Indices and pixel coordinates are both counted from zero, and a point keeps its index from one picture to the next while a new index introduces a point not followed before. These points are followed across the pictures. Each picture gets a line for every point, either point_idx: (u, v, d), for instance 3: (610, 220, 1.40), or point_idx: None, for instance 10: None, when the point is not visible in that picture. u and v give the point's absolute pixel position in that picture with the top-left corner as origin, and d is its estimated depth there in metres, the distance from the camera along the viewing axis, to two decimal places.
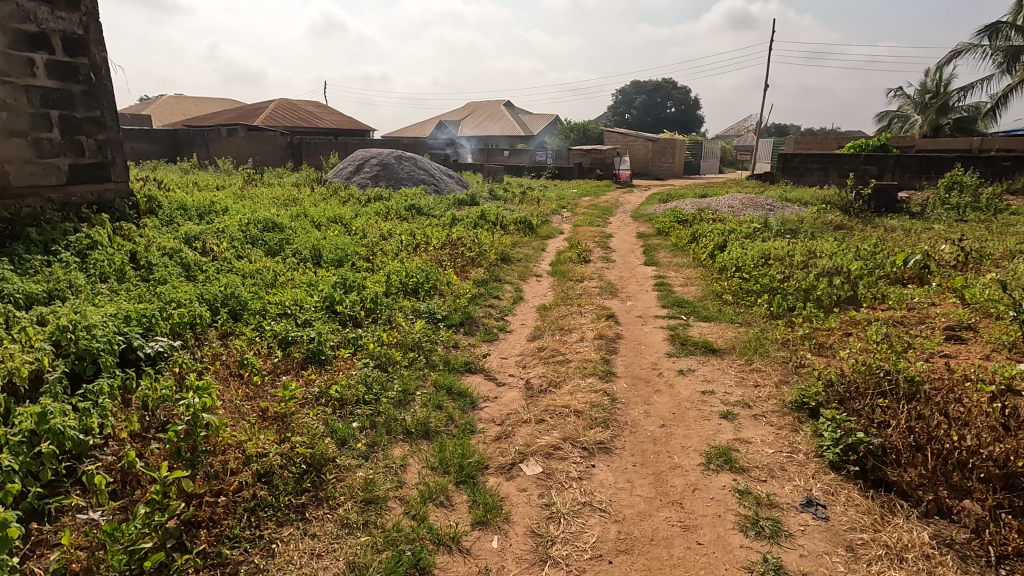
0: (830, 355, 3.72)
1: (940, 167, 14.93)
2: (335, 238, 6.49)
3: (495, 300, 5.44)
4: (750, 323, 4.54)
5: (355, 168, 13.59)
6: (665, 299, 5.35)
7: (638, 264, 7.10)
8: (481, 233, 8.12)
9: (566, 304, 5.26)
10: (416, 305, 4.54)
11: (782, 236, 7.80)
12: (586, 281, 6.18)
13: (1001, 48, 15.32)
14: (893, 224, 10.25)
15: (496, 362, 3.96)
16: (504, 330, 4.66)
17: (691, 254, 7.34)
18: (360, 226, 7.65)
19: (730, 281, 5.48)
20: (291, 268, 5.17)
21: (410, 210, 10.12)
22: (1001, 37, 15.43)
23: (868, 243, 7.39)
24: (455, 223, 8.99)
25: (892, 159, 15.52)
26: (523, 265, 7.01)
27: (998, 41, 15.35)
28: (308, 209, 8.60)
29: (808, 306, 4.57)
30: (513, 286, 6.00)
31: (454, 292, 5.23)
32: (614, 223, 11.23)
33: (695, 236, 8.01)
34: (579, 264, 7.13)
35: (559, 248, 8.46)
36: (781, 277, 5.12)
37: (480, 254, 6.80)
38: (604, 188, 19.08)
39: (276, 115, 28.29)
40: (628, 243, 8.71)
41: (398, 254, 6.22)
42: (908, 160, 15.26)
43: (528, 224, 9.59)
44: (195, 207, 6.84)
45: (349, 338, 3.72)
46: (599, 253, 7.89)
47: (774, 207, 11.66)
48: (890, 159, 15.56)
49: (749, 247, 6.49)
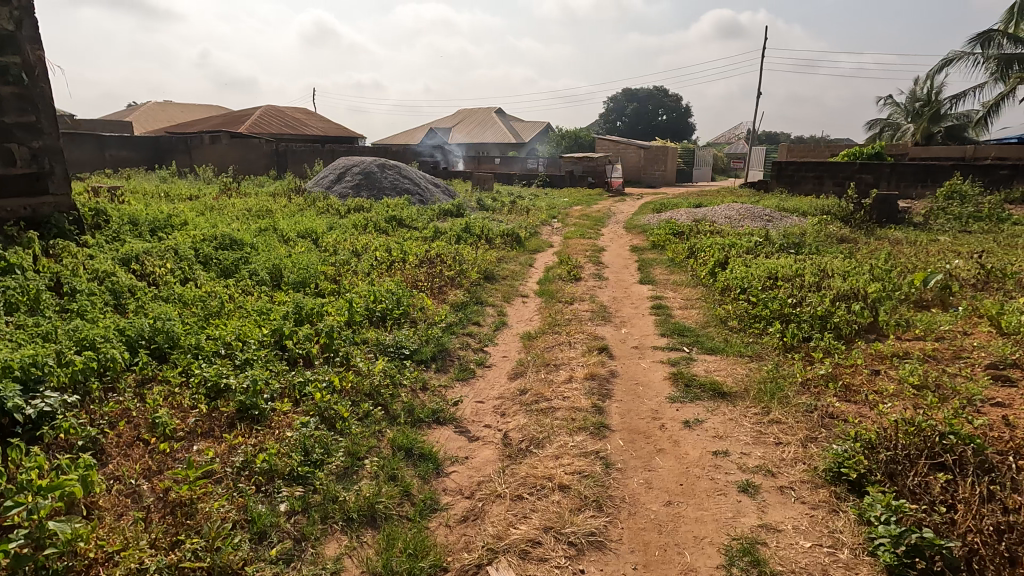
0: (860, 402, 3.18)
1: (937, 176, 14.58)
2: (301, 256, 5.89)
3: (474, 328, 4.87)
4: (762, 357, 4.00)
5: (337, 177, 12.99)
6: (664, 325, 4.81)
7: (633, 283, 6.56)
8: (464, 247, 7.56)
9: (554, 332, 4.69)
10: (379, 338, 3.96)
11: (785, 250, 7.30)
12: (577, 303, 5.63)
13: (993, 56, 14.94)
14: (897, 236, 9.81)
15: (470, 409, 3.38)
16: (482, 365, 4.09)
17: (689, 271, 6.81)
18: (333, 241, 7.06)
19: (735, 305, 4.95)
20: (242, 294, 4.57)
21: (391, 222, 9.55)
22: (992, 45, 15.06)
23: (878, 259, 6.90)
24: (437, 236, 8.43)
25: (888, 168, 15.17)
26: (508, 284, 6.46)
27: (991, 50, 14.89)
28: (279, 222, 8.01)
29: (825, 337, 4.04)
30: (496, 310, 5.44)
31: (427, 320, 4.65)
32: (606, 235, 10.72)
33: (693, 250, 7.49)
34: (569, 282, 6.59)
35: (547, 263, 7.91)
36: (792, 302, 4.58)
37: (462, 272, 6.24)
38: (596, 197, 18.61)
39: (261, 121, 27.66)
40: (621, 258, 8.18)
41: (369, 274, 5.64)
42: (905, 169, 14.90)
43: (515, 237, 9.06)
44: (148, 221, 6.23)
45: (292, 384, 3.13)
46: (591, 269, 7.36)
47: (773, 218, 11.20)
48: (886, 167, 15.21)
49: (752, 264, 5.98)
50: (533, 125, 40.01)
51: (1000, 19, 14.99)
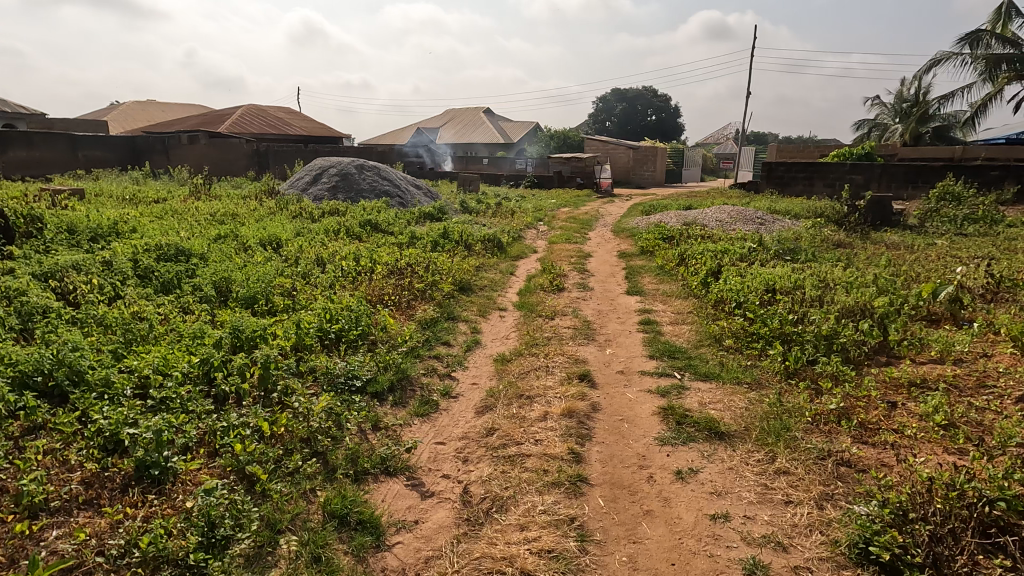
0: (879, 445, 2.73)
1: (928, 177, 14.33)
2: (255, 267, 5.37)
3: (443, 349, 4.38)
4: (764, 386, 3.55)
5: (312, 179, 12.42)
6: (652, 345, 4.34)
7: (621, 294, 6.10)
8: (440, 255, 7.07)
9: (531, 354, 4.21)
10: (328, 366, 3.47)
11: (780, 257, 6.89)
12: (558, 318, 5.16)
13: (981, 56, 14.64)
14: (893, 239, 9.46)
15: (429, 453, 2.90)
16: (447, 395, 3.60)
17: (680, 280, 6.38)
18: (297, 248, 6.55)
19: (731, 321, 4.51)
20: (177, 314, 4.04)
21: (365, 227, 9.03)
22: (980, 45, 14.75)
23: (877, 266, 6.52)
24: (414, 242, 7.94)
25: (879, 169, 14.92)
26: (485, 296, 5.98)
27: (978, 50, 14.56)
28: (241, 228, 7.47)
29: (834, 360, 3.60)
30: (469, 326, 4.94)
31: (390, 343, 4.15)
32: (593, 239, 10.29)
33: (684, 257, 7.06)
34: (551, 293, 6.13)
35: (530, 271, 7.46)
36: (794, 318, 4.15)
37: (435, 282, 5.74)
38: (584, 198, 18.18)
39: (242, 121, 26.98)
40: (608, 265, 7.75)
41: (330, 288, 5.14)
42: (895, 170, 14.65)
43: (496, 242, 8.57)
44: (89, 228, 5.67)
45: (211, 430, 2.64)
46: (575, 278, 6.90)
47: (765, 221, 10.82)
48: (877, 168, 14.92)
49: (747, 274, 5.55)
50: (521, 125, 39.56)
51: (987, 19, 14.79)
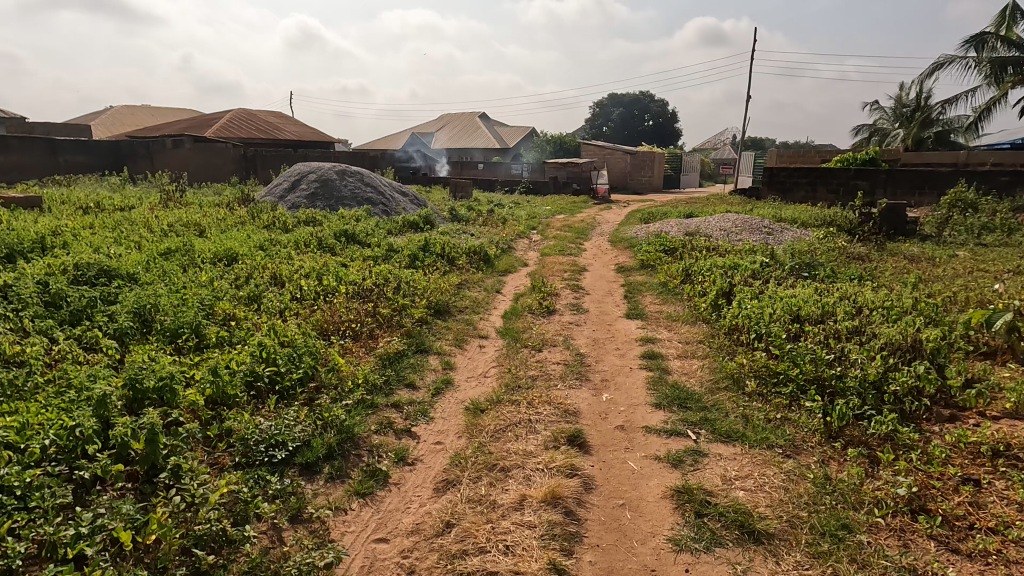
0: (978, 560, 2.00)
1: (935, 183, 13.63)
2: (195, 289, 4.62)
3: (404, 393, 3.62)
4: (802, 451, 2.82)
5: (290, 186, 11.70)
6: (658, 388, 3.60)
7: (619, 317, 5.37)
8: (417, 271, 6.32)
9: (510, 402, 3.45)
10: (249, 428, 2.72)
11: (796, 274, 6.19)
12: (547, 349, 4.41)
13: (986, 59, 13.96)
14: (911, 251, 8.74)
15: (363, 561, 2.15)
16: (401, 462, 2.84)
17: (685, 300, 5.67)
18: (254, 265, 5.80)
19: (751, 358, 3.79)
20: (76, 355, 3.28)
21: (341, 238, 8.28)
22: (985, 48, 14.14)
23: (905, 285, 5.81)
24: (391, 256, 7.20)
25: (883, 174, 14.25)
26: (464, 321, 5.23)
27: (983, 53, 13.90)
28: (197, 241, 6.71)
29: (889, 417, 2.87)
30: (441, 362, 4.19)
31: (340, 389, 3.40)
32: (590, 250, 9.58)
33: (689, 273, 6.35)
34: (540, 316, 5.40)
35: (518, 287, 6.73)
36: (832, 359, 3.42)
37: (407, 304, 5.00)
38: (580, 205, 17.48)
39: (230, 125, 26.27)
40: (604, 281, 7.02)
41: (281, 318, 4.39)
42: (901, 175, 14.00)
43: (482, 255, 7.84)
44: (6, 243, 4.91)
45: (50, 544, 1.89)
46: (568, 297, 6.15)
47: (772, 230, 10.11)
48: (883, 173, 14.23)
49: (764, 297, 4.83)
50: (517, 130, 38.94)
51: (993, 21, 14.15)
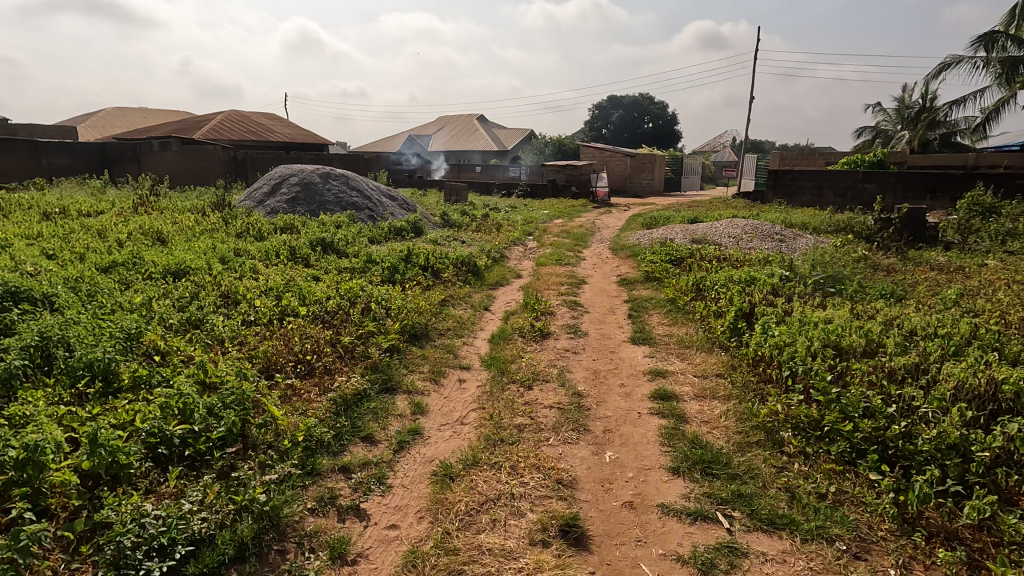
0: None
1: (947, 185, 12.89)
2: (120, 315, 3.90)
3: (359, 450, 2.91)
4: (874, 551, 2.14)
5: (270, 189, 11.00)
6: (675, 445, 2.89)
7: (622, 342, 4.66)
8: (395, 287, 5.61)
9: (488, 466, 2.75)
10: (127, 525, 2.00)
11: (822, 291, 5.49)
12: (537, 387, 3.69)
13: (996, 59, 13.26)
14: (936, 260, 8.05)
15: None
16: (337, 563, 2.13)
17: (699, 322, 4.98)
18: (209, 281, 5.09)
19: (789, 405, 3.08)
20: None
21: (316, 247, 7.56)
22: (996, 47, 13.38)
23: (945, 303, 5.09)
24: (369, 268, 6.49)
25: (894, 177, 13.50)
26: (443, 347, 4.51)
27: (992, 54, 13.19)
28: (150, 253, 6.00)
29: (988, 503, 2.15)
30: (409, 405, 3.48)
31: (274, 451, 2.69)
32: (590, 259, 8.88)
33: (701, 289, 5.66)
34: (532, 341, 4.69)
35: (508, 304, 6.02)
36: (895, 411, 2.71)
37: (377, 328, 4.29)
38: (580, 209, 16.78)
39: (221, 127, 25.60)
40: (605, 296, 6.31)
41: (220, 352, 3.67)
42: (912, 179, 13.29)
43: (471, 265, 7.13)
44: None
45: None
46: (565, 316, 5.44)
47: (785, 237, 9.42)
48: (893, 176, 13.51)
49: (792, 321, 4.14)
50: (515, 132, 38.27)
51: (1004, 18, 13.40)
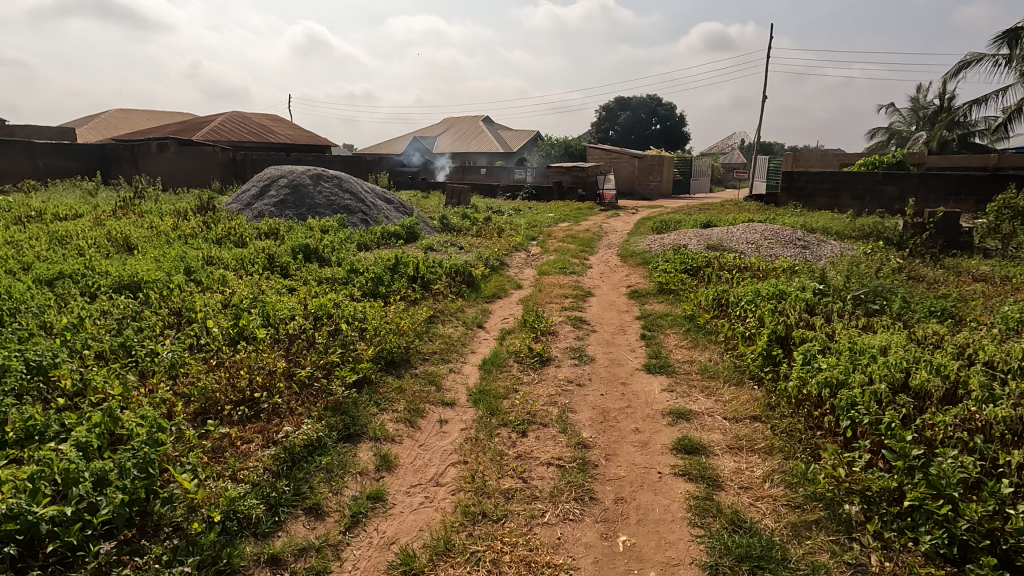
0: None
1: (973, 189, 12.15)
2: (36, 339, 3.26)
3: (298, 530, 2.26)
4: None
5: (258, 192, 10.39)
6: (708, 528, 2.22)
7: (636, 370, 3.98)
8: (376, 303, 4.96)
9: (462, 559, 2.08)
10: None
11: (863, 309, 4.78)
12: (532, 435, 3.02)
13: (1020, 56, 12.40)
14: (978, 269, 7.31)
15: None
16: None
17: (725, 346, 4.30)
18: (161, 297, 4.45)
19: (854, 469, 2.40)
20: None
21: (298, 255, 6.93)
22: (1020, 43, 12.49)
23: (1008, 323, 4.35)
24: (352, 279, 5.84)
25: (915, 178, 12.70)
26: (425, 377, 3.85)
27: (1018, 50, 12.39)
28: (105, 262, 5.37)
29: None
30: (374, 458, 2.82)
31: (181, 540, 2.06)
32: (597, 267, 8.19)
33: (725, 304, 4.97)
34: (529, 369, 4.01)
35: (505, 321, 5.34)
36: (1005, 492, 2.02)
37: (346, 355, 3.64)
38: (587, 212, 16.09)
39: (221, 128, 25.15)
40: (613, 311, 5.63)
41: (147, 390, 3.02)
42: (934, 180, 12.49)
43: (465, 275, 6.46)
44: None
45: None
46: (568, 336, 4.76)
47: (808, 244, 8.71)
48: (914, 177, 12.71)
49: (841, 350, 3.46)
50: (520, 133, 37.62)
51: None
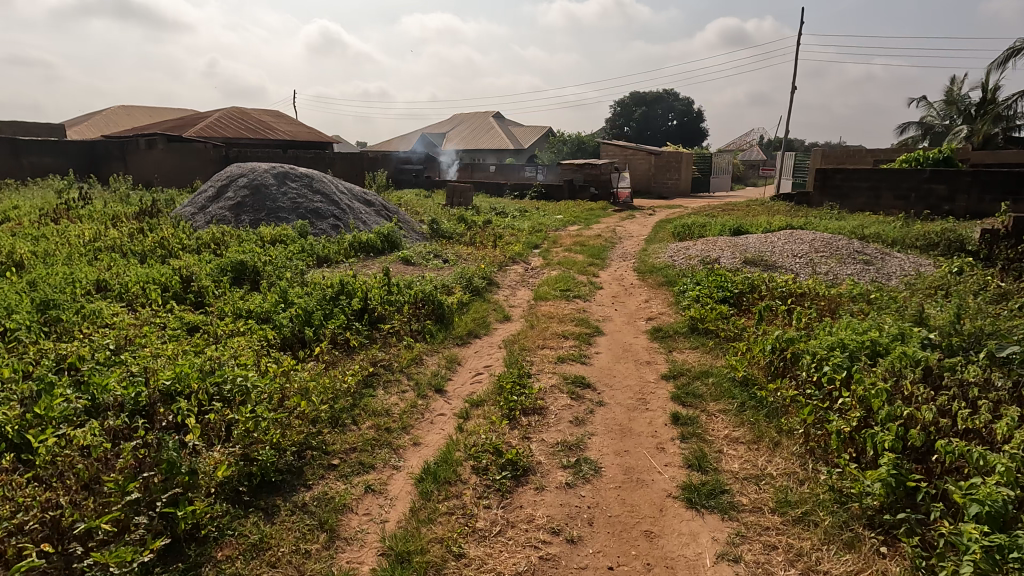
0: None
1: None
2: None
3: None
4: None
5: (215, 193, 8.96)
6: None
7: (669, 502, 2.39)
8: (285, 360, 3.42)
9: None
10: None
11: (1012, 379, 3.10)
12: None
13: None
14: None
15: None
16: None
17: (812, 445, 2.73)
18: None
19: None
20: None
21: (225, 275, 5.46)
22: None
23: None
24: (276, 314, 4.31)
25: (968, 176, 10.70)
26: (317, 512, 2.32)
27: None
28: None
29: None
30: None
31: None
32: (610, 287, 6.61)
33: (794, 364, 3.37)
34: (490, 493, 2.45)
35: (474, 380, 3.77)
36: None
37: (164, 487, 2.09)
38: (599, 214, 14.46)
39: (217, 124, 23.95)
40: (629, 363, 4.05)
41: None
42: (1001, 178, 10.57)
43: (433, 305, 4.89)
44: None
45: None
46: (562, 416, 3.18)
47: (871, 258, 7.00)
48: (968, 175, 10.67)
49: None
50: (531, 129, 35.96)
51: None
